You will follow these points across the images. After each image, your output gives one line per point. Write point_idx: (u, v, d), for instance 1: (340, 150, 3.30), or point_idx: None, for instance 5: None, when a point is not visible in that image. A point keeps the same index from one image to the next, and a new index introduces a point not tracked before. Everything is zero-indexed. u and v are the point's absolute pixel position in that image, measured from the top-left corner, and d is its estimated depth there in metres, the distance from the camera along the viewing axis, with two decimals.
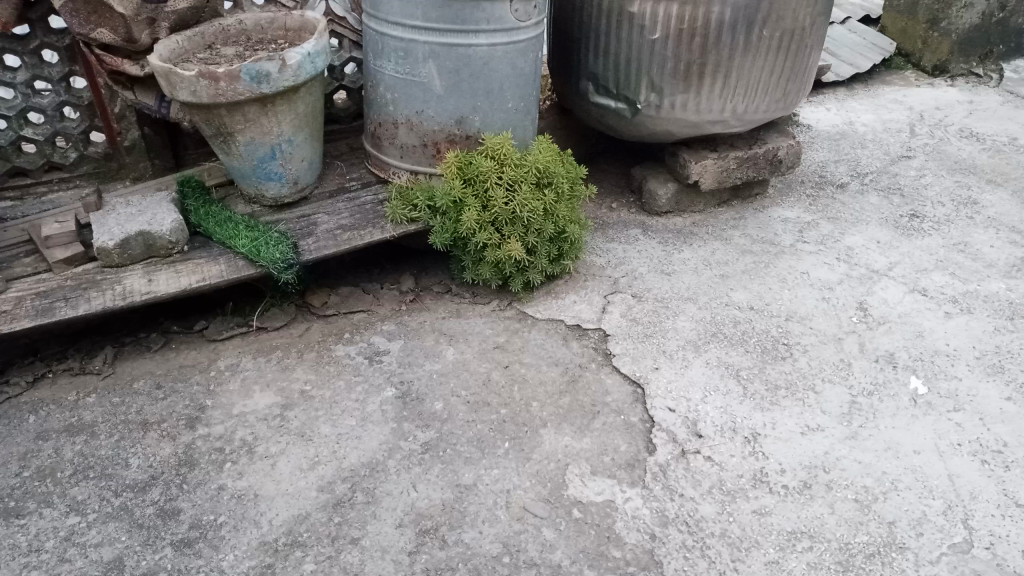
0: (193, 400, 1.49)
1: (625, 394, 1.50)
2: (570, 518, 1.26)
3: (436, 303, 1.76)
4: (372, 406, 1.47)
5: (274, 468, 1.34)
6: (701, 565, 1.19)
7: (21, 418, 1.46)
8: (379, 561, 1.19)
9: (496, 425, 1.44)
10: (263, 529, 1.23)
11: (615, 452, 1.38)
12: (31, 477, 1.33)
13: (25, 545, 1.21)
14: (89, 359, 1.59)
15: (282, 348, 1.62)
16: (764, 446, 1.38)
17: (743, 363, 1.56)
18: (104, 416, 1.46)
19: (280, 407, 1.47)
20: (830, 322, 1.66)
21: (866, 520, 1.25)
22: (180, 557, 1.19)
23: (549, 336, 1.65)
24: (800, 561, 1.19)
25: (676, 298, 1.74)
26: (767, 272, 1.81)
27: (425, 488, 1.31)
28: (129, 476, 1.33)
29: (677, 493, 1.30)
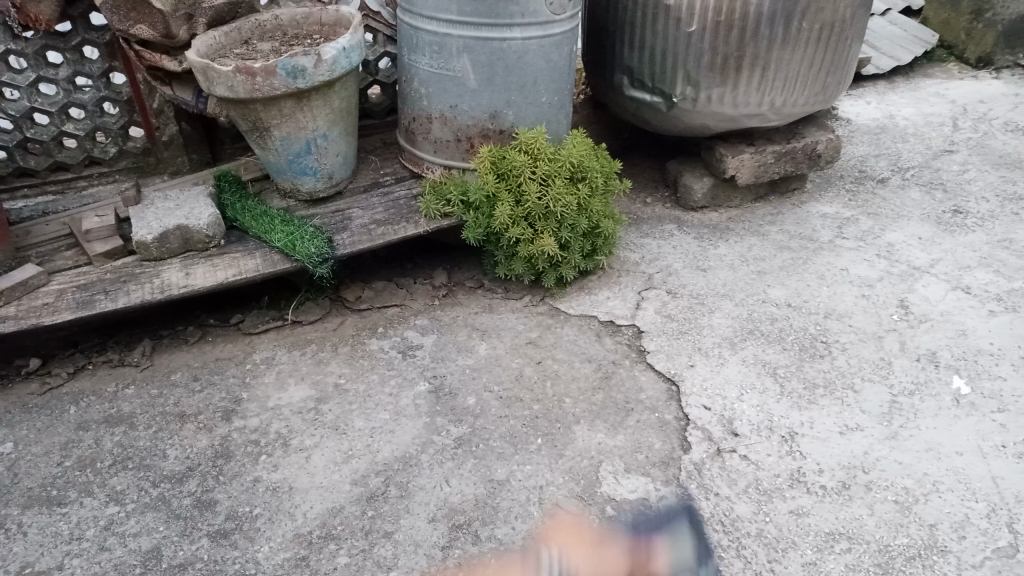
0: (230, 393, 1.50)
1: (660, 391, 1.49)
2: (604, 515, 1.26)
3: (469, 297, 1.76)
4: (405, 400, 1.47)
5: (308, 461, 1.35)
6: (736, 565, 1.17)
7: (63, 409, 1.48)
8: (412, 555, 1.19)
9: (529, 421, 1.43)
10: (297, 521, 1.24)
11: (649, 449, 1.37)
12: (72, 467, 1.35)
13: (66, 534, 1.23)
14: (128, 351, 1.62)
15: (317, 342, 1.63)
16: (801, 445, 1.36)
17: (780, 361, 1.54)
18: (142, 407, 1.48)
19: (314, 401, 1.48)
20: (869, 319, 1.63)
21: (906, 522, 1.22)
22: (217, 548, 1.20)
23: (582, 332, 1.64)
24: (838, 563, 1.17)
25: (712, 295, 1.72)
26: (805, 269, 1.78)
27: (458, 482, 1.31)
28: (166, 467, 1.35)
29: (712, 492, 1.29)
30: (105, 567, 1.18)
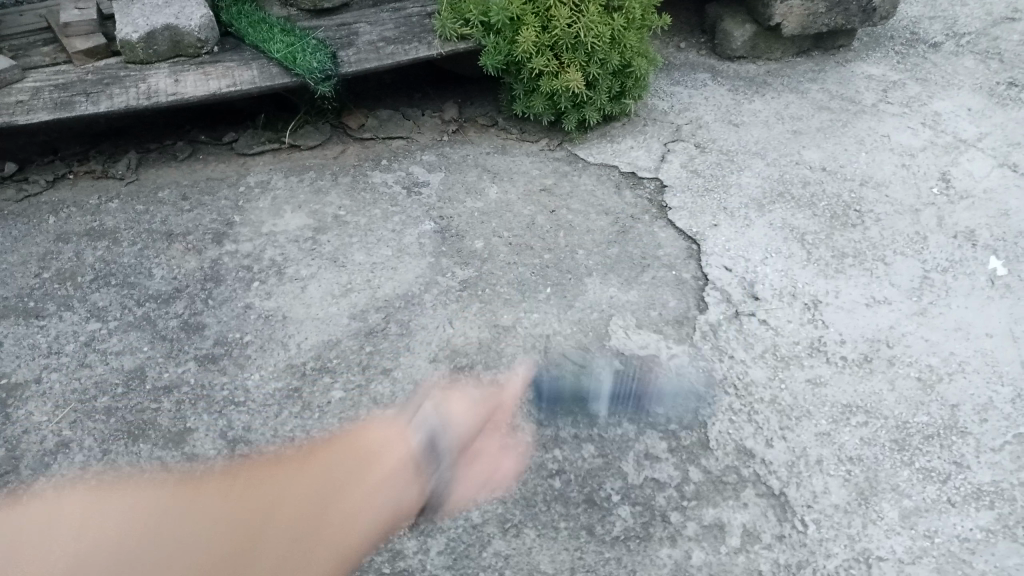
0: (221, 215, 1.40)
1: (679, 249, 1.39)
2: (612, 370, 1.20)
3: (481, 136, 1.62)
4: (408, 237, 1.38)
5: (303, 291, 1.28)
6: (747, 430, 1.12)
7: (41, 219, 1.39)
8: (411, 395, 1.15)
9: (538, 270, 1.35)
10: (290, 352, 1.19)
11: (663, 307, 1.29)
12: (52, 281, 1.28)
13: (46, 347, 1.19)
14: (112, 163, 1.50)
15: (316, 170, 1.51)
16: (824, 314, 1.29)
17: (810, 227, 1.44)
18: (127, 223, 1.39)
19: (311, 231, 1.38)
20: (908, 191, 1.52)
21: (928, 400, 1.17)
22: (205, 372, 1.16)
23: (601, 182, 1.52)
24: (853, 436, 1.12)
25: (743, 153, 1.59)
26: (844, 132, 1.66)
27: (461, 325, 1.25)
28: (152, 287, 1.28)
29: (727, 355, 1.22)
30: (87, 384, 1.14)
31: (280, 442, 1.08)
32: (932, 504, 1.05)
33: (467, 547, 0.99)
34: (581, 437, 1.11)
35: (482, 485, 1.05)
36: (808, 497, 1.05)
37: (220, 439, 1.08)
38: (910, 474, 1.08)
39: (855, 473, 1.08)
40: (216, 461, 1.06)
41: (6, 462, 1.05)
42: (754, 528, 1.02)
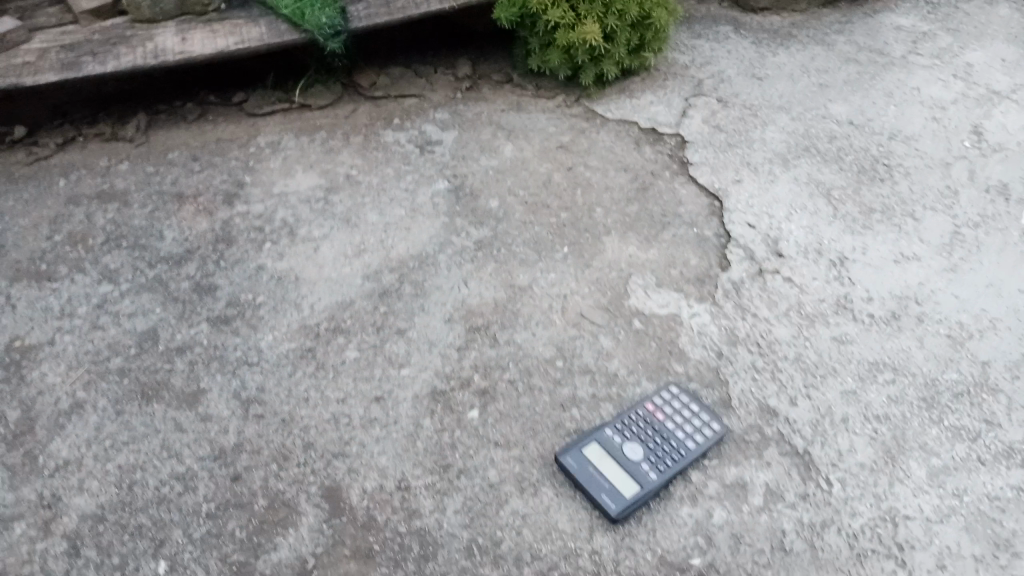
0: (232, 176, 1.38)
1: (701, 206, 1.35)
2: (631, 329, 1.17)
3: (496, 93, 1.58)
4: (422, 197, 1.36)
5: (316, 252, 1.26)
6: (770, 388, 1.09)
7: (52, 181, 1.38)
8: (426, 355, 1.13)
9: (555, 228, 1.32)
10: (303, 312, 1.17)
11: (684, 265, 1.26)
12: (63, 243, 1.27)
13: (58, 309, 1.18)
14: (121, 125, 1.48)
15: (328, 130, 1.48)
16: (851, 271, 1.25)
17: (836, 183, 1.39)
18: (138, 185, 1.37)
19: (323, 191, 1.36)
20: (938, 144, 1.47)
21: (958, 358, 1.13)
22: (218, 333, 1.14)
23: (620, 138, 1.48)
24: (880, 394, 1.09)
25: (767, 107, 1.54)
26: (871, 85, 1.60)
27: (476, 285, 1.22)
28: (163, 249, 1.26)
29: (750, 313, 1.19)
30: (99, 346, 1.13)
31: (293, 402, 1.07)
32: (961, 463, 1.02)
33: (483, 507, 0.97)
34: (600, 396, 1.09)
35: (498, 444, 1.03)
36: (833, 456, 1.02)
37: (233, 399, 1.07)
38: (939, 432, 1.05)
39: (882, 432, 1.05)
40: (229, 421, 1.05)
41: (20, 424, 1.04)
42: (777, 487, 0.99)
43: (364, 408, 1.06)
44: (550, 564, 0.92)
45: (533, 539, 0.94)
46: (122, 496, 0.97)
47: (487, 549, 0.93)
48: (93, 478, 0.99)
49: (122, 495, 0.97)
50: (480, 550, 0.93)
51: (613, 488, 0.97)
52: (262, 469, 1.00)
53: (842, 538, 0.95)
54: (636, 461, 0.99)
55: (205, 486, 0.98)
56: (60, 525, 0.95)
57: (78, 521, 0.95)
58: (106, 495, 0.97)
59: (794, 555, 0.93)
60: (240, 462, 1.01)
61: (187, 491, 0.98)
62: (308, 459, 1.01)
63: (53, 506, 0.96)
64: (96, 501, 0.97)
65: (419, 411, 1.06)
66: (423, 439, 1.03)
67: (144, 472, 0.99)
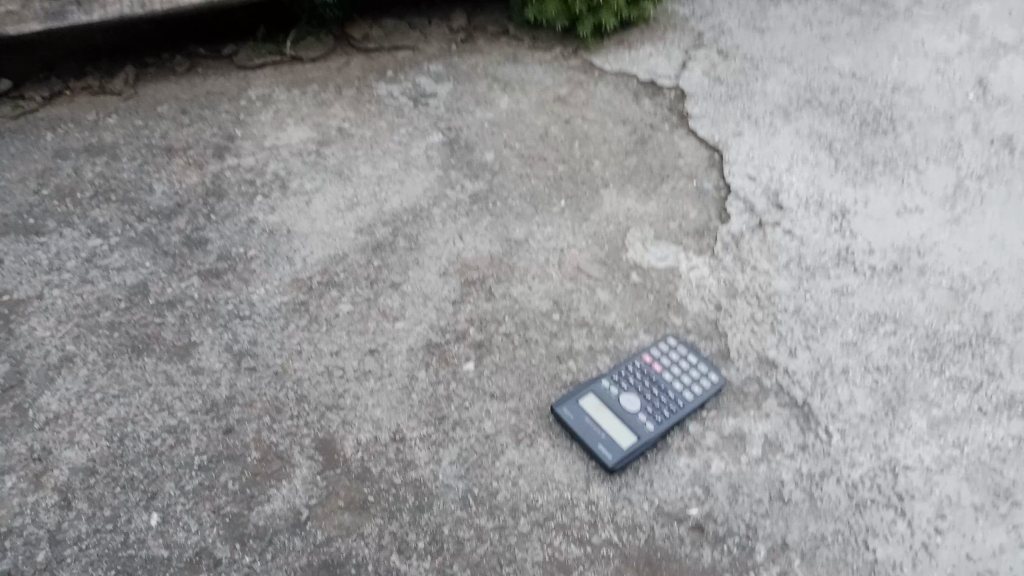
0: (222, 130, 1.36)
1: (701, 159, 1.33)
2: (628, 282, 1.15)
3: (491, 45, 1.55)
4: (416, 150, 1.33)
5: (308, 205, 1.23)
6: (770, 340, 1.08)
7: (39, 135, 1.35)
8: (421, 308, 1.11)
9: (552, 182, 1.29)
10: (296, 266, 1.15)
11: (683, 218, 1.23)
12: (50, 197, 1.25)
13: (46, 263, 1.16)
14: (109, 78, 1.45)
15: (319, 83, 1.45)
16: (852, 223, 1.23)
17: (838, 135, 1.37)
18: (126, 139, 1.34)
19: (315, 144, 1.33)
20: (942, 96, 1.44)
21: (960, 309, 1.12)
22: (209, 287, 1.13)
23: (618, 91, 1.45)
24: (881, 345, 1.08)
25: (768, 59, 1.51)
26: (875, 37, 1.57)
27: (472, 239, 1.20)
28: (153, 203, 1.24)
29: (749, 266, 1.17)
30: (89, 300, 1.11)
31: (287, 355, 1.05)
32: (962, 414, 1.01)
33: (479, 458, 0.96)
34: (597, 348, 1.07)
35: (494, 396, 1.02)
36: (832, 407, 1.01)
37: (226, 352, 1.05)
38: (939, 383, 1.04)
39: (882, 383, 1.03)
40: (221, 374, 1.03)
41: (9, 377, 1.03)
42: (776, 438, 0.98)
43: (358, 360, 1.05)
44: (546, 514, 0.92)
45: (530, 490, 0.94)
46: (114, 449, 0.96)
47: (483, 499, 0.93)
48: (84, 431, 0.98)
49: (113, 448, 0.96)
50: (476, 501, 0.93)
51: (610, 437, 0.96)
52: (255, 421, 0.99)
53: (841, 488, 0.94)
54: (634, 411, 0.98)
55: (197, 439, 0.97)
56: (52, 478, 0.94)
57: (69, 474, 0.94)
58: (97, 449, 0.96)
59: (793, 505, 0.93)
60: (233, 415, 0.99)
61: (179, 443, 0.97)
62: (302, 412, 1.00)
63: (44, 459, 0.95)
64: (87, 454, 0.96)
65: (414, 363, 1.05)
66: (418, 391, 1.02)
67: (136, 425, 0.98)
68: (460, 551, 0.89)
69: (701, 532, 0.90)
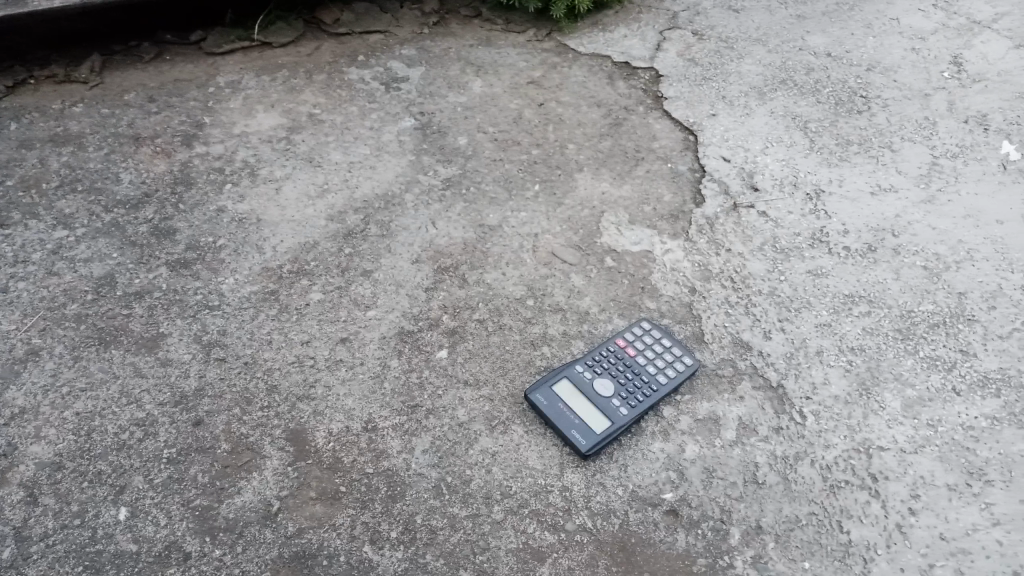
0: (190, 117, 1.33)
1: (676, 141, 1.32)
2: (603, 267, 1.14)
3: (464, 29, 1.53)
4: (388, 135, 1.31)
5: (279, 193, 1.22)
6: (744, 323, 1.07)
7: (3, 125, 1.32)
8: (393, 296, 1.10)
9: (526, 166, 1.28)
10: (266, 255, 1.14)
11: (657, 201, 1.23)
12: (14, 188, 1.22)
13: (11, 256, 1.14)
14: (74, 66, 1.42)
15: (289, 69, 1.43)
16: (827, 204, 1.22)
17: (813, 115, 1.36)
18: (92, 128, 1.32)
19: (285, 131, 1.31)
20: (917, 75, 1.44)
21: (934, 289, 1.12)
22: (178, 278, 1.11)
23: (592, 73, 1.43)
24: (855, 326, 1.07)
25: (743, 40, 1.50)
26: (850, 16, 1.56)
27: (445, 225, 1.19)
28: (120, 192, 1.22)
29: (724, 248, 1.16)
30: (55, 293, 1.09)
31: (257, 345, 1.04)
32: (936, 393, 1.01)
33: (452, 446, 0.95)
34: (570, 334, 1.07)
35: (467, 384, 1.01)
36: (807, 389, 1.01)
37: (195, 343, 1.04)
38: (913, 363, 1.04)
39: (856, 364, 1.03)
40: (190, 365, 1.02)
41: None
42: (750, 421, 0.98)
43: (329, 350, 1.04)
44: (520, 501, 0.91)
45: (503, 477, 0.93)
46: (81, 443, 0.95)
47: (456, 487, 0.92)
48: (50, 426, 0.96)
49: (80, 442, 0.95)
50: (449, 489, 0.92)
51: (583, 423, 0.95)
52: (225, 413, 0.97)
53: (815, 470, 0.94)
54: (607, 396, 0.98)
55: (166, 431, 0.96)
56: (18, 474, 0.92)
57: (36, 469, 0.92)
58: (64, 443, 0.95)
59: (767, 488, 0.92)
60: (202, 407, 0.98)
61: (148, 436, 0.95)
62: (272, 402, 0.99)
63: (10, 455, 0.94)
64: (53, 449, 0.94)
65: (386, 351, 1.04)
66: (391, 379, 1.01)
67: (103, 418, 0.97)
68: (433, 540, 0.88)
69: (675, 516, 0.90)
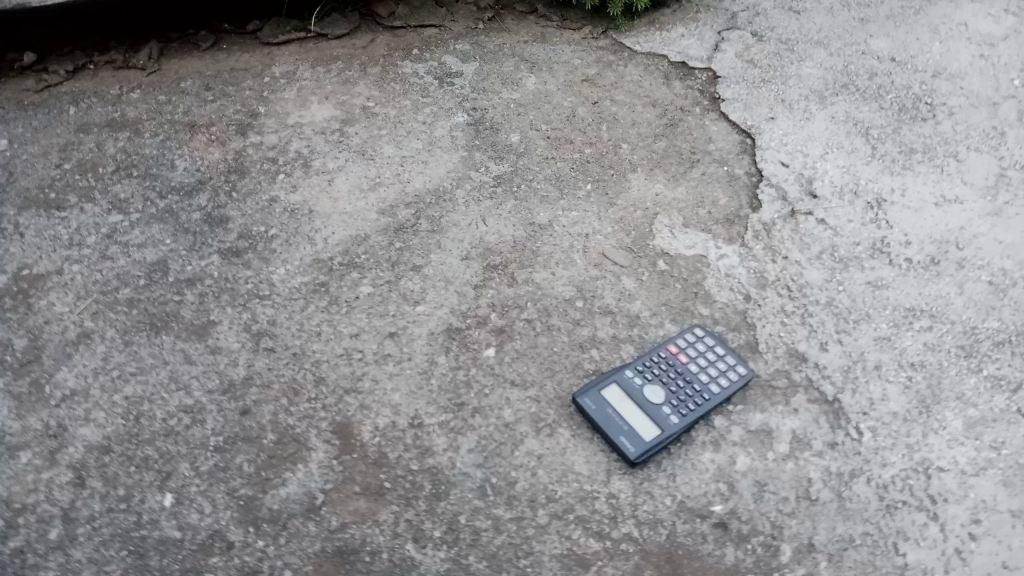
0: (245, 106, 1.34)
1: (732, 144, 1.29)
2: (655, 270, 1.12)
3: (518, 24, 1.51)
4: (440, 130, 1.30)
5: (330, 185, 1.22)
6: (800, 333, 1.04)
7: (62, 109, 1.34)
8: (442, 292, 1.09)
9: (578, 164, 1.26)
10: (317, 246, 1.14)
11: (713, 205, 1.20)
12: (72, 171, 1.24)
13: (67, 239, 1.15)
14: (132, 53, 1.43)
15: (344, 60, 1.43)
16: (888, 214, 1.19)
17: (875, 121, 1.32)
18: (148, 114, 1.33)
19: (338, 123, 1.31)
20: (986, 83, 1.39)
21: (1000, 306, 1.08)
22: (229, 266, 1.11)
23: (648, 73, 1.41)
24: (916, 341, 1.04)
25: (804, 42, 1.47)
26: (915, 20, 1.51)
27: (495, 223, 1.18)
28: (174, 179, 1.23)
29: (781, 255, 1.13)
30: (108, 276, 1.10)
31: (305, 336, 1.04)
32: (1000, 415, 0.97)
33: (498, 447, 0.94)
34: (620, 338, 1.05)
35: (515, 383, 1.00)
36: (864, 404, 0.98)
37: (244, 332, 1.04)
38: (976, 381, 1.00)
39: (916, 380, 1.00)
40: (239, 354, 1.02)
41: (27, 352, 1.02)
42: (804, 435, 0.95)
43: (377, 344, 1.03)
44: (565, 506, 0.90)
45: (549, 480, 0.91)
46: (130, 428, 0.95)
47: (501, 489, 0.91)
48: (100, 409, 0.97)
49: (129, 427, 0.95)
50: (494, 490, 0.91)
51: (632, 430, 0.93)
52: (273, 403, 0.97)
53: (871, 489, 0.91)
54: (658, 404, 0.95)
55: (213, 419, 0.96)
56: (67, 455, 0.93)
57: (85, 452, 0.93)
58: (113, 427, 0.95)
59: (821, 505, 0.90)
60: (250, 396, 0.98)
61: (196, 424, 0.96)
62: (319, 394, 0.98)
63: (61, 436, 0.95)
64: (103, 432, 0.95)
65: (434, 348, 1.03)
66: (438, 376, 1.00)
67: (152, 403, 0.97)
68: (477, 541, 0.87)
69: (724, 529, 0.88)
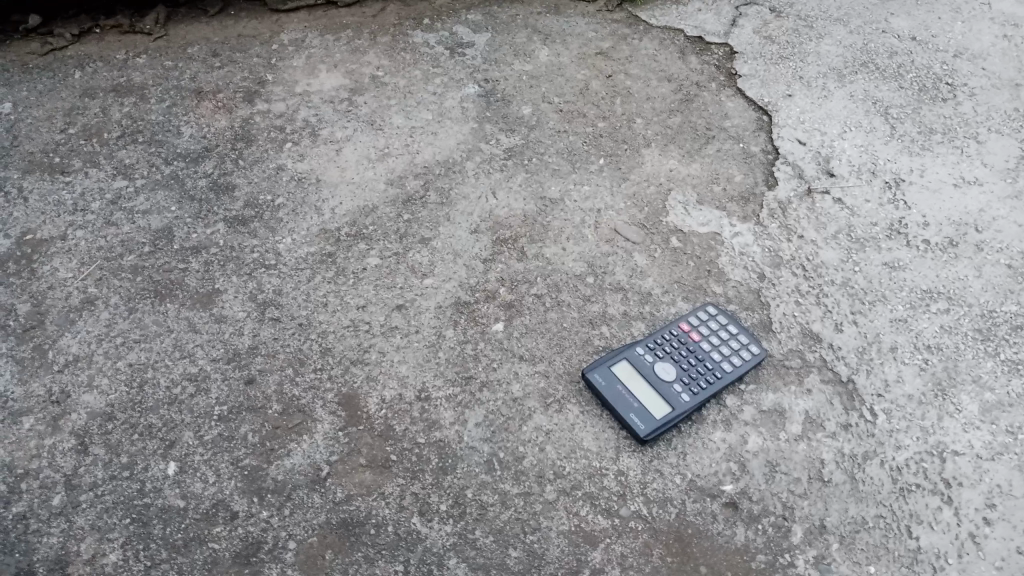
0: (253, 74, 1.32)
1: (748, 121, 1.26)
2: (667, 247, 1.10)
3: None
4: (451, 101, 1.28)
5: (338, 155, 1.20)
6: (814, 313, 1.03)
7: (67, 73, 1.32)
8: (451, 265, 1.07)
9: (591, 139, 1.24)
10: (324, 216, 1.12)
11: (727, 182, 1.18)
12: (77, 136, 1.22)
13: (71, 204, 1.13)
14: (139, 17, 1.41)
15: (353, 29, 1.40)
16: (906, 194, 1.17)
17: (895, 101, 1.30)
18: (155, 79, 1.31)
19: (347, 92, 1.29)
20: (1008, 63, 1.36)
21: (1019, 289, 1.06)
22: (235, 235, 1.10)
23: (663, 47, 1.38)
24: (932, 323, 1.02)
25: (823, 18, 1.44)
26: None
27: (506, 196, 1.16)
28: (181, 146, 1.21)
29: (796, 234, 1.11)
30: (113, 243, 1.09)
31: (311, 307, 1.02)
32: (1016, 399, 0.95)
33: (506, 421, 0.93)
34: (632, 314, 1.03)
35: (523, 358, 0.98)
36: (878, 386, 0.96)
37: (250, 301, 1.03)
38: (993, 365, 0.98)
39: (932, 363, 0.98)
40: (244, 324, 1.00)
41: (30, 318, 1.01)
42: (817, 416, 0.94)
43: (384, 316, 1.02)
44: (573, 483, 0.88)
45: (557, 457, 0.90)
46: (133, 395, 0.94)
47: (509, 464, 0.90)
48: (104, 375, 0.96)
49: (132, 394, 0.94)
50: (501, 465, 0.90)
51: (642, 407, 0.92)
52: (278, 373, 0.96)
53: (884, 471, 0.89)
54: (668, 382, 0.94)
55: (218, 388, 0.95)
56: (70, 422, 0.92)
57: (87, 419, 0.92)
58: (117, 394, 0.94)
59: (833, 486, 0.88)
60: (254, 366, 0.97)
61: (200, 393, 0.94)
62: (325, 365, 0.97)
63: (63, 403, 0.93)
64: (106, 399, 0.94)
65: (442, 321, 1.01)
66: (445, 349, 0.99)
67: (156, 371, 0.96)
68: (483, 516, 0.86)
69: (734, 509, 0.87)
